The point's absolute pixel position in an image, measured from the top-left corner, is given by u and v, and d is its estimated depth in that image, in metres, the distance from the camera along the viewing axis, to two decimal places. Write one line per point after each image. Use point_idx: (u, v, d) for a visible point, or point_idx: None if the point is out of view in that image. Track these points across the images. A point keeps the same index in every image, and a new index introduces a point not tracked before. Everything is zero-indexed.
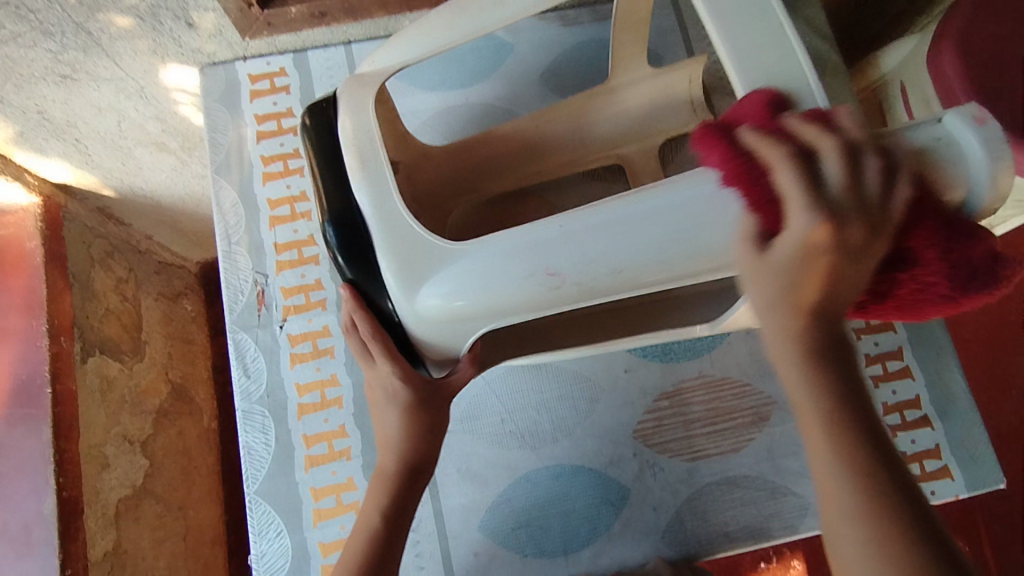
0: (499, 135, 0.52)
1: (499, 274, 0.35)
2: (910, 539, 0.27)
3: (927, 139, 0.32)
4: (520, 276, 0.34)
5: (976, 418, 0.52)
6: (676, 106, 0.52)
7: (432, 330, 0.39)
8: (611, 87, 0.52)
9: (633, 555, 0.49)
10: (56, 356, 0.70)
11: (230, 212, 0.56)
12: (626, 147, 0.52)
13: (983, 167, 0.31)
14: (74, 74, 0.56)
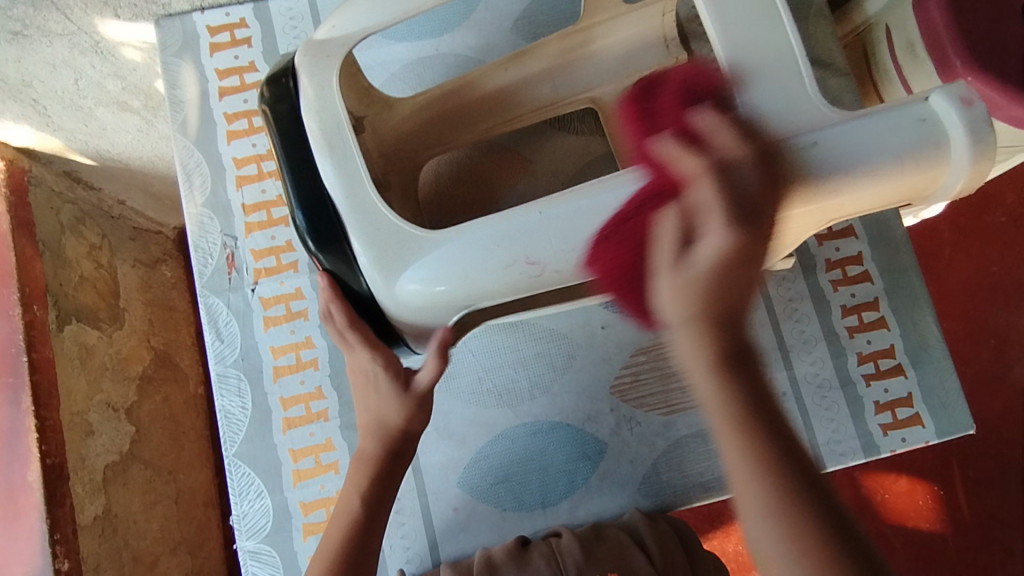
0: (471, 83, 0.50)
1: (480, 246, 0.36)
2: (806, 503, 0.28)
3: (913, 122, 0.34)
4: (503, 254, 0.36)
5: (949, 366, 0.52)
6: (651, 48, 0.50)
7: (413, 314, 0.38)
8: (585, 28, 0.50)
9: (610, 507, 0.50)
10: (31, 325, 0.69)
11: (196, 173, 0.54)
12: (603, 90, 0.51)
13: (965, 150, 0.34)
14: (23, 30, 0.53)
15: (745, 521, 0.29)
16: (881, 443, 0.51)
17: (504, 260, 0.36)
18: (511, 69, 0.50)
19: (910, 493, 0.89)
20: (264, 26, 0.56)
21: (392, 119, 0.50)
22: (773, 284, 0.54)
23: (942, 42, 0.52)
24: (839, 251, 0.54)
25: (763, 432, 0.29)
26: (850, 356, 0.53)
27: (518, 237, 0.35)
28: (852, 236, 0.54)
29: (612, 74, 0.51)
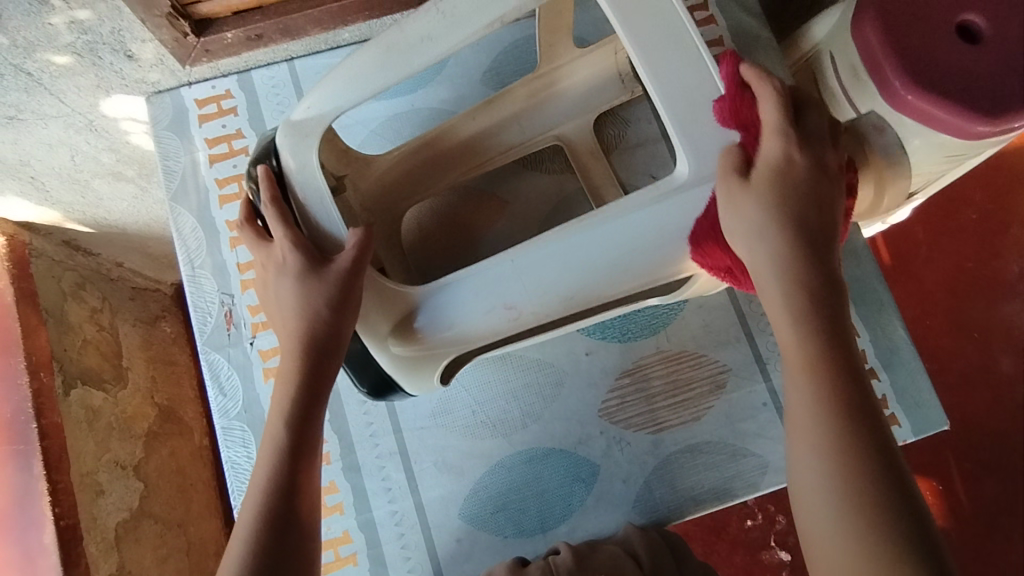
0: (446, 132, 0.53)
1: (467, 304, 0.44)
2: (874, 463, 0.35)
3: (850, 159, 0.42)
4: (486, 311, 0.44)
5: (919, 366, 0.55)
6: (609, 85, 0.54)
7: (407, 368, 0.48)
8: (547, 73, 0.53)
9: (607, 526, 0.52)
10: (39, 391, 0.71)
11: (191, 238, 0.57)
12: (566, 126, 0.54)
13: None
14: (19, 115, 0.57)
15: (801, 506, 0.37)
16: None
17: (485, 308, 0.44)
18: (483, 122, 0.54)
19: None
20: (248, 95, 0.59)
21: (371, 170, 0.53)
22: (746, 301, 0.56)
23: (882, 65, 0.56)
24: None
25: (833, 350, 0.38)
26: None
27: (495, 288, 0.43)
28: None
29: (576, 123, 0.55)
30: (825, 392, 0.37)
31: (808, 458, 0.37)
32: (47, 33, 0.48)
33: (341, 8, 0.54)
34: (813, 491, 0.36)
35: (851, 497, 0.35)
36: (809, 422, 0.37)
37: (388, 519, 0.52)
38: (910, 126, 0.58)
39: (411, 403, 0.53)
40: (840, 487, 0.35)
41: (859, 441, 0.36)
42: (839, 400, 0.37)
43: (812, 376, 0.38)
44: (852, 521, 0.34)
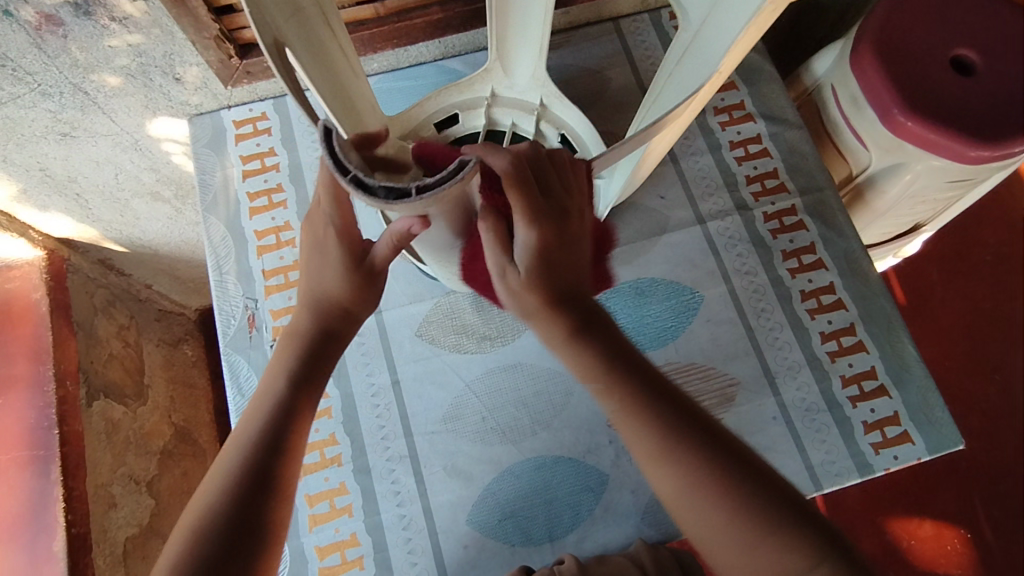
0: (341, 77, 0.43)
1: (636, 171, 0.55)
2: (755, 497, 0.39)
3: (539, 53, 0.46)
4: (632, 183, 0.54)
5: (931, 385, 0.55)
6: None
7: None
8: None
9: (616, 537, 0.52)
10: (63, 400, 0.73)
11: (221, 246, 0.60)
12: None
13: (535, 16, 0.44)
14: (73, 132, 0.61)
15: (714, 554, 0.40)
16: (874, 462, 0.53)
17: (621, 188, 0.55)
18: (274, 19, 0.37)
19: (937, 538, 0.94)
20: (282, 117, 0.64)
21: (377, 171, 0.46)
22: (753, 316, 0.57)
23: (877, 90, 0.58)
24: (812, 282, 0.58)
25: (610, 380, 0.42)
26: (834, 380, 0.55)
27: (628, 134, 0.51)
28: (823, 267, 0.59)
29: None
30: (689, 472, 0.39)
31: (721, 537, 0.39)
32: (106, 55, 0.53)
33: (372, 36, 0.60)
34: (718, 544, 0.39)
35: (734, 521, 0.39)
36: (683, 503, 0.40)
37: (396, 523, 0.51)
38: (910, 150, 0.60)
39: (422, 409, 0.54)
40: (757, 549, 0.38)
41: (701, 452, 0.40)
42: (702, 478, 0.39)
43: (650, 441, 0.40)
44: (768, 558, 0.38)
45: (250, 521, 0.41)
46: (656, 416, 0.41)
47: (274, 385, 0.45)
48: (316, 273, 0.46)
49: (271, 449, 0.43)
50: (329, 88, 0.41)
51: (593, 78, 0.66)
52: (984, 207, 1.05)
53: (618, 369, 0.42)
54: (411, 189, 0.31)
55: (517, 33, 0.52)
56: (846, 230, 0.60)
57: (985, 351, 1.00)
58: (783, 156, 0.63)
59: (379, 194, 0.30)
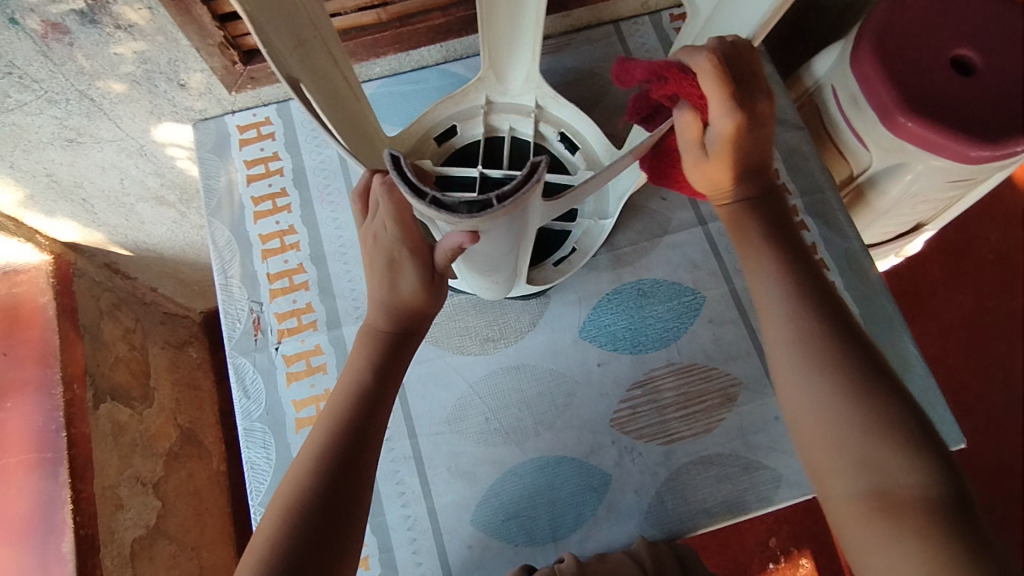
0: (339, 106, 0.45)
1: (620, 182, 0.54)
2: (866, 368, 0.41)
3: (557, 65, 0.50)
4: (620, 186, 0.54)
5: (932, 383, 0.55)
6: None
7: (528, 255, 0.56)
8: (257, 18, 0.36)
9: (619, 537, 0.52)
10: (70, 402, 0.74)
11: (226, 250, 0.60)
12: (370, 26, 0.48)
13: None
14: (78, 138, 0.62)
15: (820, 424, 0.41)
16: None
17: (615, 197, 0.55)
18: (273, 38, 0.38)
19: None
20: (285, 122, 0.64)
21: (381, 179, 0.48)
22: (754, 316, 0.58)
23: (877, 90, 0.58)
24: None
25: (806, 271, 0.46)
26: None
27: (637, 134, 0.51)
28: (824, 268, 0.59)
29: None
30: (824, 352, 0.42)
31: (835, 420, 0.40)
32: (112, 62, 0.54)
33: (374, 41, 0.60)
34: (826, 426, 0.40)
35: (864, 391, 0.40)
36: (795, 353, 0.43)
37: (401, 523, 0.52)
38: (911, 151, 0.60)
39: (426, 410, 0.55)
40: (862, 441, 0.39)
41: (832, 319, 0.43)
42: (839, 364, 0.41)
43: (806, 324, 0.43)
44: (872, 453, 0.39)
45: (339, 503, 0.42)
46: (818, 312, 0.43)
47: (359, 377, 0.46)
48: (381, 284, 0.46)
49: (357, 438, 0.44)
50: (328, 102, 0.43)
51: (594, 81, 0.66)
52: (985, 206, 1.05)
53: (802, 275, 0.45)
54: (490, 199, 0.32)
55: (508, 42, 0.53)
56: (847, 230, 0.60)
57: (987, 350, 1.01)
58: (784, 157, 0.63)
59: (462, 209, 0.32)
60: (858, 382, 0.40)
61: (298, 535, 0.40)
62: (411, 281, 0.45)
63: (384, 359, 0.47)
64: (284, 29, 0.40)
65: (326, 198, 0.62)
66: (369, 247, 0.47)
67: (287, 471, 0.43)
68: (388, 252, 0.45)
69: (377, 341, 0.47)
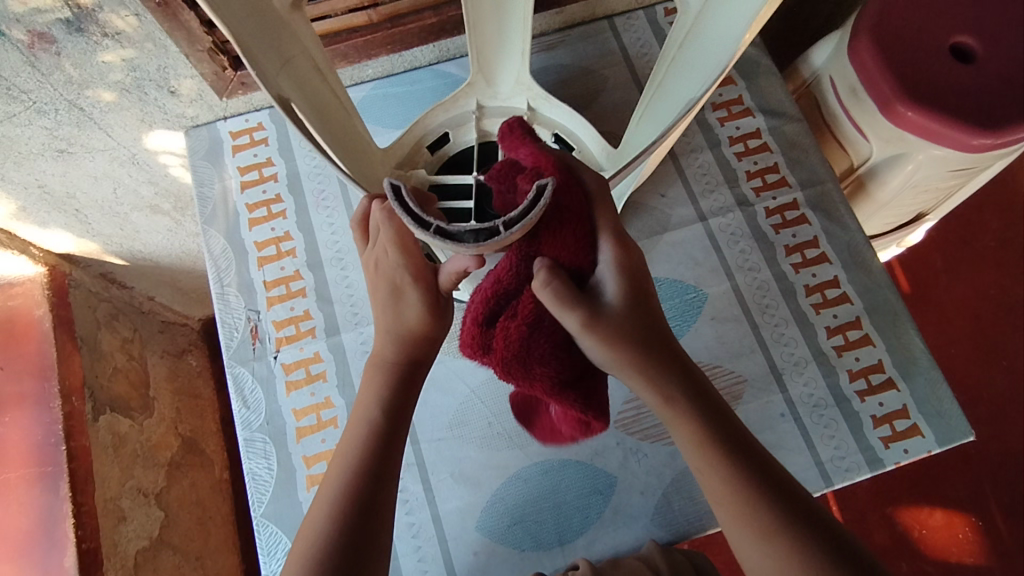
0: (334, 128, 0.44)
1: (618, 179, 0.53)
2: (788, 510, 0.40)
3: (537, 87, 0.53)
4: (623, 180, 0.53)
5: (938, 375, 0.55)
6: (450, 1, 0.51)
7: None
8: (247, 50, 0.36)
9: (626, 539, 0.51)
10: (69, 415, 0.73)
11: (222, 258, 0.59)
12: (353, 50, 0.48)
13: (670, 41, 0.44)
14: (69, 148, 0.61)
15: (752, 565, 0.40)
16: (883, 456, 0.53)
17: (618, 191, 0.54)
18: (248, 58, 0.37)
19: (948, 527, 0.96)
20: (278, 126, 0.63)
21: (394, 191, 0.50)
22: (758, 313, 0.57)
23: (877, 81, 0.58)
24: (816, 276, 0.58)
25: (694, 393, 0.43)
26: (841, 374, 0.55)
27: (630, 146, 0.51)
28: (827, 262, 0.58)
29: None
30: (747, 498, 0.40)
31: (740, 534, 0.40)
32: (100, 70, 0.53)
33: (366, 42, 0.59)
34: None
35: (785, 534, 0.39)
36: (729, 500, 0.41)
37: (405, 531, 0.51)
38: (912, 141, 0.59)
39: (428, 416, 0.54)
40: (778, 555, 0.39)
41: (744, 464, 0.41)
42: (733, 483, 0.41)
43: (710, 461, 0.41)
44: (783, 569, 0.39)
45: (362, 547, 0.41)
46: (720, 438, 0.42)
47: (370, 415, 0.45)
48: (386, 313, 0.46)
49: (375, 476, 0.43)
50: (320, 120, 0.43)
51: (588, 78, 0.65)
52: (986, 193, 1.05)
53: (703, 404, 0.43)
54: (496, 224, 0.34)
55: (494, 34, 0.53)
56: (849, 223, 0.59)
57: (991, 338, 1.00)
58: (784, 150, 0.62)
59: (470, 235, 0.33)
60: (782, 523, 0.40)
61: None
62: (417, 311, 0.45)
63: (399, 389, 0.46)
64: (274, 55, 0.39)
65: (322, 203, 0.61)
66: (372, 274, 0.47)
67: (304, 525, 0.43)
68: (392, 280, 0.45)
69: (388, 372, 0.46)
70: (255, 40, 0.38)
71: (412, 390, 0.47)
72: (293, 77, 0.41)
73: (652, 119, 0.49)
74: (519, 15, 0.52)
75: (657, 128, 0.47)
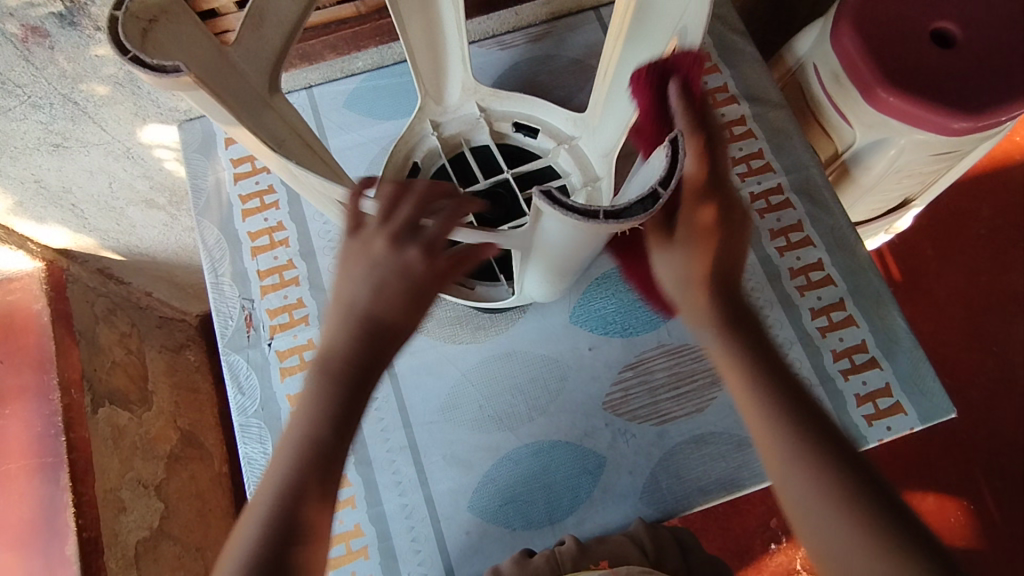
0: (302, 147, 0.45)
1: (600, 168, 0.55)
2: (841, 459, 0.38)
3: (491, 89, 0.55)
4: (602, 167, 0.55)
5: (921, 354, 0.56)
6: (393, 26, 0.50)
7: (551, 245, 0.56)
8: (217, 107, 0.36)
9: (615, 518, 0.52)
10: (68, 407, 0.74)
11: (216, 248, 0.60)
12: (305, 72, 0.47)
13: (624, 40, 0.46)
14: (65, 142, 0.62)
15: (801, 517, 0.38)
16: (867, 434, 0.54)
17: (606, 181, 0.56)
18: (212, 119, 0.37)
19: (940, 511, 0.97)
20: None
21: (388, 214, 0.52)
22: (744, 295, 0.58)
23: (859, 67, 0.59)
24: (800, 259, 0.59)
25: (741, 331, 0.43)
26: (825, 354, 0.56)
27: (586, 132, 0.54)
28: (811, 245, 0.59)
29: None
30: (796, 433, 0.39)
31: (797, 480, 0.38)
32: (93, 64, 0.54)
33: (354, 34, 0.61)
34: (818, 525, 0.37)
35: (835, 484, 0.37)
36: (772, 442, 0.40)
37: (398, 512, 0.52)
38: (894, 125, 0.60)
39: (420, 400, 0.55)
40: (823, 499, 0.37)
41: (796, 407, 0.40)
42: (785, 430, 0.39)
43: (758, 411, 0.41)
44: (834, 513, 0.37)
45: None
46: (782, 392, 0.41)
47: None
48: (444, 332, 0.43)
49: (316, 477, 0.38)
50: (290, 144, 0.43)
51: (576, 69, 0.66)
52: (974, 182, 1.06)
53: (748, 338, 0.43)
54: (657, 190, 0.31)
55: (431, 52, 0.53)
56: (833, 207, 0.60)
57: (981, 325, 1.01)
58: (768, 136, 0.63)
59: (646, 207, 0.31)
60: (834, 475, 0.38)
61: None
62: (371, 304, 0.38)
63: None
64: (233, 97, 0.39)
65: None
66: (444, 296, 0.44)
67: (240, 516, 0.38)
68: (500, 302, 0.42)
69: None
70: (225, 93, 0.38)
71: (359, 405, 0.40)
72: (255, 112, 0.41)
73: (603, 122, 0.52)
74: (451, 24, 0.52)
75: (613, 131, 0.51)
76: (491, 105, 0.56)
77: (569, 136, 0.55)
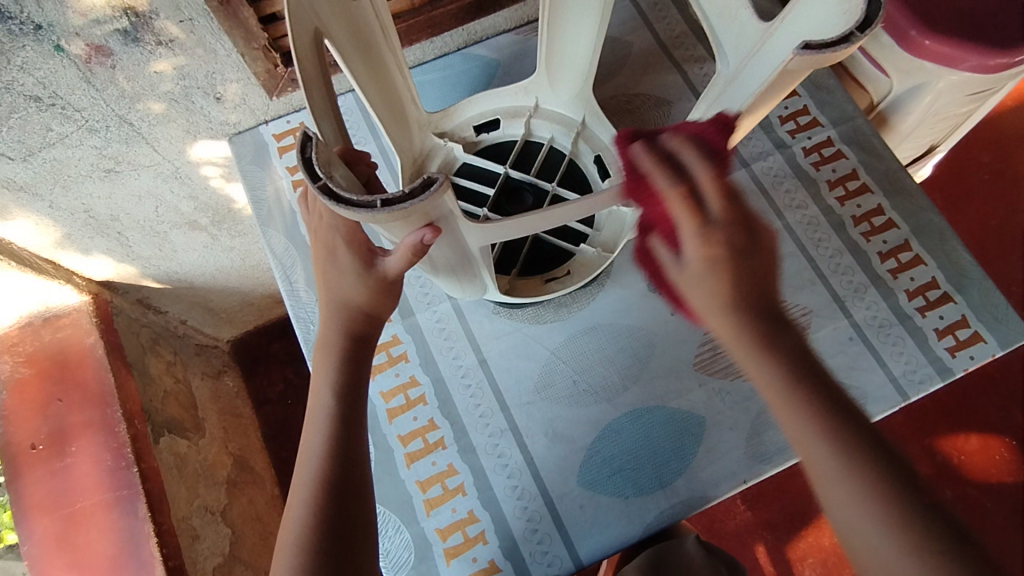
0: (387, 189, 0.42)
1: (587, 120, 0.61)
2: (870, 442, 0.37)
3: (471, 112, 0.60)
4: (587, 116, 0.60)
5: (991, 284, 0.57)
6: (364, 39, 0.46)
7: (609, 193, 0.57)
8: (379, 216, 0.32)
9: (723, 475, 0.53)
10: (135, 438, 0.71)
11: (285, 255, 0.61)
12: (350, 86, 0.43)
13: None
14: (117, 167, 0.61)
15: (833, 494, 0.37)
16: (952, 365, 0.55)
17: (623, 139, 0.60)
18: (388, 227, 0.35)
19: (985, 450, 0.99)
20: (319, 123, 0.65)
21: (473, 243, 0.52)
22: (812, 246, 0.59)
23: (894, 17, 0.60)
24: (861, 207, 0.60)
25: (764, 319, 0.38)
26: (900, 294, 0.57)
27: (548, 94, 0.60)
28: (869, 192, 0.61)
29: (343, 14, 0.43)
30: (843, 447, 0.37)
31: (816, 452, 0.37)
32: (152, 81, 0.53)
33: (408, 28, 0.59)
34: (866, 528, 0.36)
35: (870, 478, 0.36)
36: (818, 446, 0.37)
37: (509, 494, 0.52)
38: (931, 70, 0.62)
39: (513, 382, 0.55)
40: (852, 490, 0.36)
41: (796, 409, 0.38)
42: (839, 444, 0.37)
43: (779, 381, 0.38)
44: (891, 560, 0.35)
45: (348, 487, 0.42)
46: (807, 378, 0.38)
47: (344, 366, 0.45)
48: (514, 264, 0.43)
49: (350, 417, 0.44)
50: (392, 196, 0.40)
51: (615, 45, 0.67)
52: (976, 129, 1.09)
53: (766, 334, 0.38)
54: None
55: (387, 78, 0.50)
56: (883, 153, 0.62)
57: (1001, 266, 1.04)
58: (811, 92, 0.65)
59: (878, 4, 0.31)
60: (878, 475, 0.36)
61: (306, 566, 0.40)
62: (360, 287, 0.44)
63: None
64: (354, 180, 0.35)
65: None
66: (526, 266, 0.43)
67: (306, 432, 0.45)
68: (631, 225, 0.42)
69: None
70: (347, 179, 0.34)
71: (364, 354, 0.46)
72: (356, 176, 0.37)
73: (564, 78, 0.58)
74: (380, 49, 0.48)
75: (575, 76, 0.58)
76: (444, 127, 0.60)
77: (528, 107, 0.60)
